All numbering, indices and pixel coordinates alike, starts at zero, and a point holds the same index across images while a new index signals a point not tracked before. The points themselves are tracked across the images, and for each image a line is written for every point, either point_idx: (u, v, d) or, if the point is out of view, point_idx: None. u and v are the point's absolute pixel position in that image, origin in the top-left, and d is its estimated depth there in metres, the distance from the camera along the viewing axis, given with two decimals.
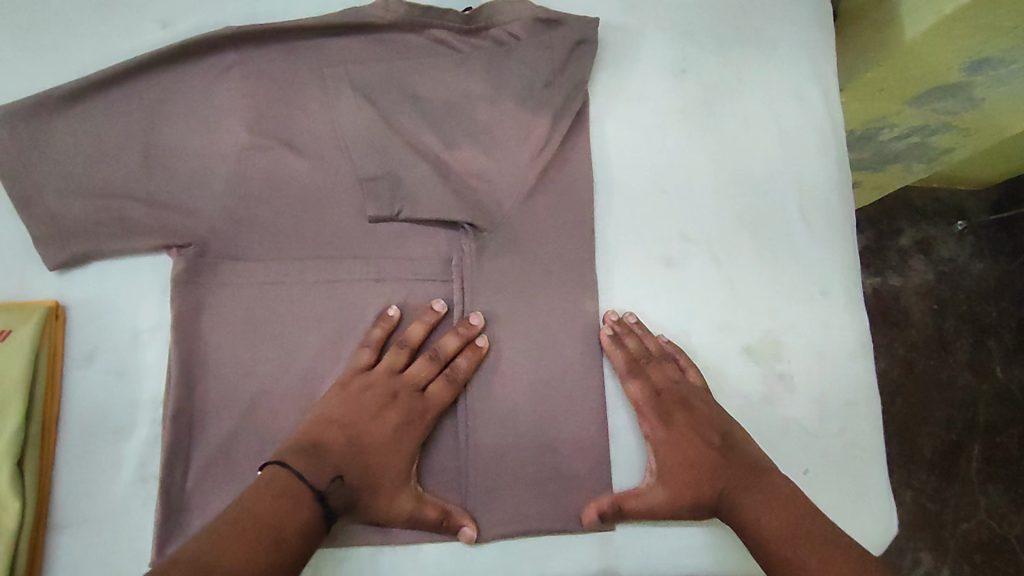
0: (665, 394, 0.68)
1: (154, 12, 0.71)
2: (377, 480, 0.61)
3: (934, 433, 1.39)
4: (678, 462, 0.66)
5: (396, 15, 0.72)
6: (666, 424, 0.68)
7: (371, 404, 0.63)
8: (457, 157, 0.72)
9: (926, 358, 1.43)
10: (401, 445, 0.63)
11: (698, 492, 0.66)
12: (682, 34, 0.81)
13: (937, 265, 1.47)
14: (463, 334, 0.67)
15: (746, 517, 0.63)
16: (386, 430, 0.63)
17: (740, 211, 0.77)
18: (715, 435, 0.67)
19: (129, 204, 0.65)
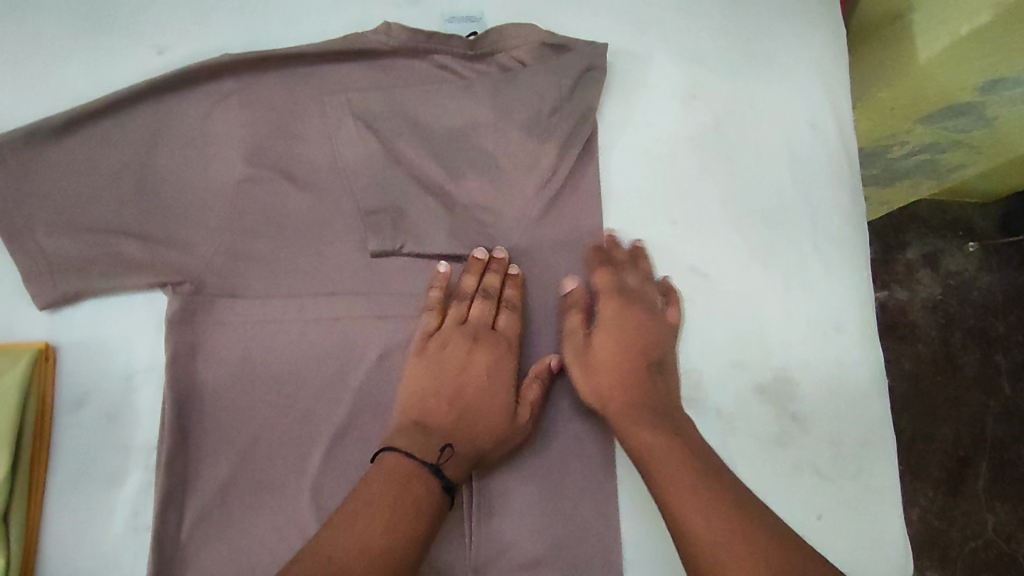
0: (630, 293, 0.69)
1: (149, 38, 0.68)
2: (488, 427, 0.62)
3: (941, 450, 1.36)
4: (589, 369, 0.66)
5: (399, 40, 0.70)
6: (616, 319, 0.68)
7: (457, 359, 0.64)
8: (461, 189, 0.70)
9: (933, 373, 1.40)
10: (497, 388, 0.64)
11: (602, 392, 0.65)
12: (692, 60, 0.78)
13: (944, 279, 1.45)
14: (479, 270, 0.67)
15: (660, 457, 0.59)
16: (479, 369, 0.65)
17: (753, 243, 0.75)
18: (653, 359, 0.67)
19: (122, 240, 0.63)
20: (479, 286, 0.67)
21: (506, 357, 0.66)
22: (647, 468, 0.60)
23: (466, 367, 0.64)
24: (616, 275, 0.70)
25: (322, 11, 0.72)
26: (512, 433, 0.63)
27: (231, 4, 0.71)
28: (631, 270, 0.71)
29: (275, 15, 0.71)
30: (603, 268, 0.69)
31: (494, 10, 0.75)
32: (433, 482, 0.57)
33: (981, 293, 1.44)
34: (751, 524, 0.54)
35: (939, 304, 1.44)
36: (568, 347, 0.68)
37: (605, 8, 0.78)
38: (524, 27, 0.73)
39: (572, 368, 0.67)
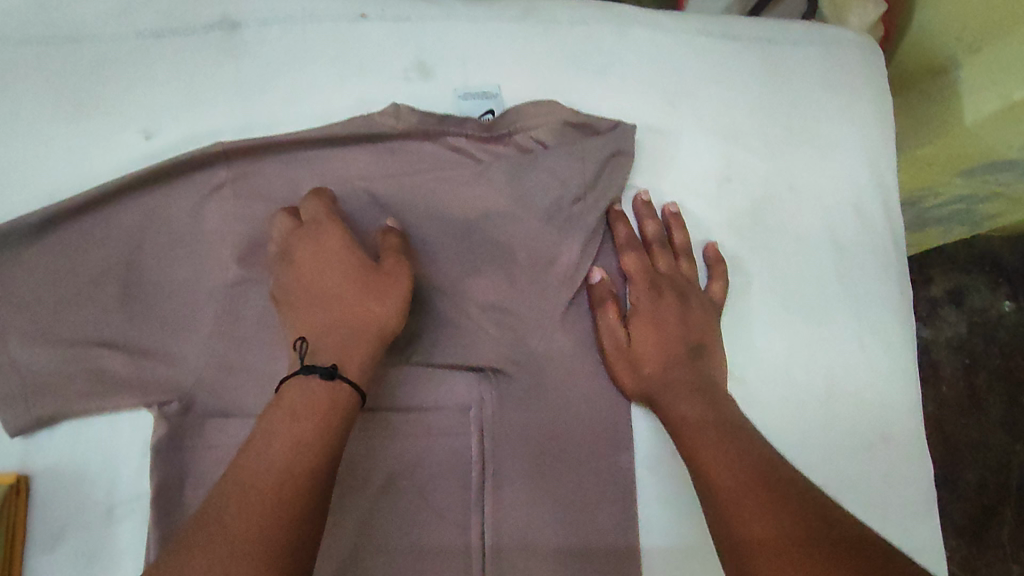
0: (661, 276, 0.67)
1: (135, 121, 0.62)
2: (361, 298, 0.56)
3: (965, 496, 1.30)
4: (629, 355, 0.64)
5: (408, 123, 0.64)
6: (651, 303, 0.65)
7: (313, 270, 0.57)
8: (473, 287, 0.64)
9: (957, 417, 1.33)
10: (343, 258, 0.57)
11: (647, 372, 0.63)
12: (728, 137, 0.72)
13: (970, 315, 1.37)
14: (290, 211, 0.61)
15: (692, 426, 0.57)
16: (335, 253, 0.57)
17: (793, 344, 0.70)
18: (693, 338, 0.64)
19: (104, 354, 0.57)
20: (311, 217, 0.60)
21: (359, 258, 0.58)
22: (680, 439, 0.57)
23: (322, 266, 0.57)
24: (650, 257, 0.67)
25: (325, 88, 0.66)
26: (388, 288, 0.57)
27: (225, 80, 0.64)
28: (668, 250, 0.68)
29: (273, 92, 0.65)
30: (633, 248, 0.67)
31: (512, 84, 0.69)
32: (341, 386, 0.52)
33: (1009, 331, 1.37)
34: (768, 476, 0.50)
35: (965, 342, 1.37)
36: (603, 334, 0.65)
37: (633, 79, 0.71)
38: (546, 105, 0.67)
39: (610, 356, 0.64)
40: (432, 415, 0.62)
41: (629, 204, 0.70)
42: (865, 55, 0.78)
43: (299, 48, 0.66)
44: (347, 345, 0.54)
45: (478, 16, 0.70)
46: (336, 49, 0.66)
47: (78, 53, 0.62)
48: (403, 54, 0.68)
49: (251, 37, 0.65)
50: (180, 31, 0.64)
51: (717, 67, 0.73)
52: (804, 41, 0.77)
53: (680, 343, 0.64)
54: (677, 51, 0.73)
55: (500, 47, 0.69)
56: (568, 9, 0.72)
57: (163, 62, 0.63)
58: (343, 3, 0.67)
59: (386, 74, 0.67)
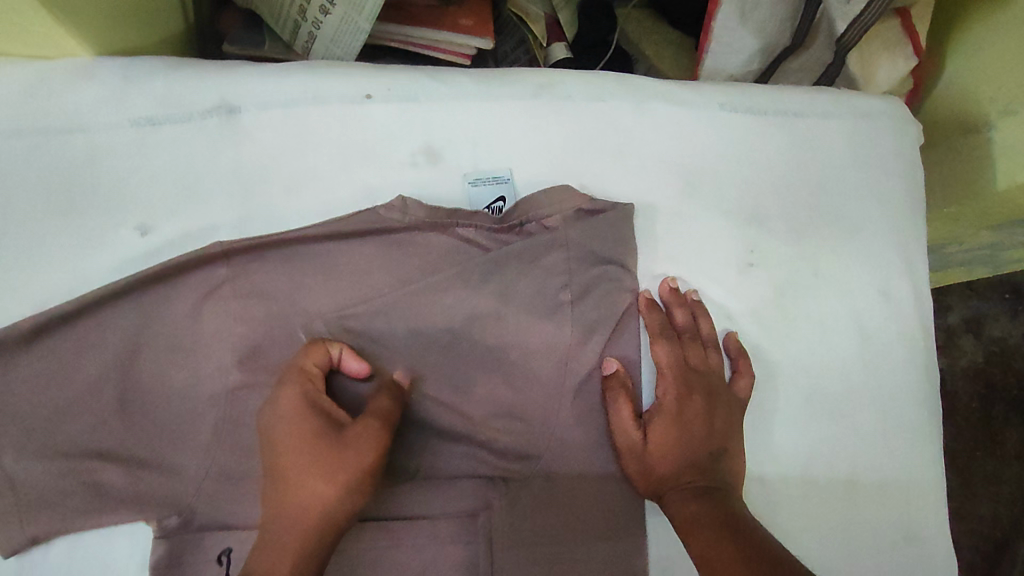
0: (690, 371, 0.63)
1: (131, 216, 0.60)
2: (315, 488, 0.52)
3: (976, 529, 1.25)
4: (643, 458, 0.60)
5: (415, 216, 0.61)
6: (677, 402, 0.62)
7: (284, 447, 0.54)
8: (479, 391, 0.61)
9: (972, 448, 1.27)
10: (308, 439, 0.53)
11: (662, 474, 0.60)
12: (751, 219, 0.69)
13: (988, 345, 1.30)
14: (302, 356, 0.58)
15: (699, 526, 0.55)
16: (305, 426, 0.54)
17: (817, 440, 0.67)
18: (713, 439, 0.61)
19: (100, 466, 0.55)
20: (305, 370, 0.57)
21: (328, 431, 0.54)
22: (687, 540, 0.56)
23: (294, 432, 0.54)
24: (680, 349, 0.64)
25: (331, 177, 0.63)
26: (340, 467, 0.52)
27: (224, 170, 0.61)
28: (697, 341, 0.65)
29: (275, 181, 0.62)
30: (664, 340, 0.63)
31: (524, 167, 0.66)
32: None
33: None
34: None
35: (982, 372, 1.30)
36: (617, 433, 0.61)
37: (651, 159, 0.68)
38: (559, 191, 0.64)
39: (624, 458, 0.61)
40: (438, 523, 0.59)
41: (659, 288, 0.66)
42: (898, 127, 0.74)
43: (303, 134, 0.63)
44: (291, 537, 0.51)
45: (489, 93, 0.66)
46: (340, 133, 0.63)
47: (70, 144, 0.59)
48: (410, 138, 0.64)
49: (252, 122, 0.62)
50: (178, 117, 0.61)
51: (740, 144, 0.70)
52: (833, 114, 0.73)
53: (690, 438, 0.61)
54: (696, 128, 0.69)
55: (512, 128, 0.66)
56: (584, 84, 0.69)
57: (160, 151, 0.61)
58: (349, 84, 0.64)
59: (391, 160, 0.64)
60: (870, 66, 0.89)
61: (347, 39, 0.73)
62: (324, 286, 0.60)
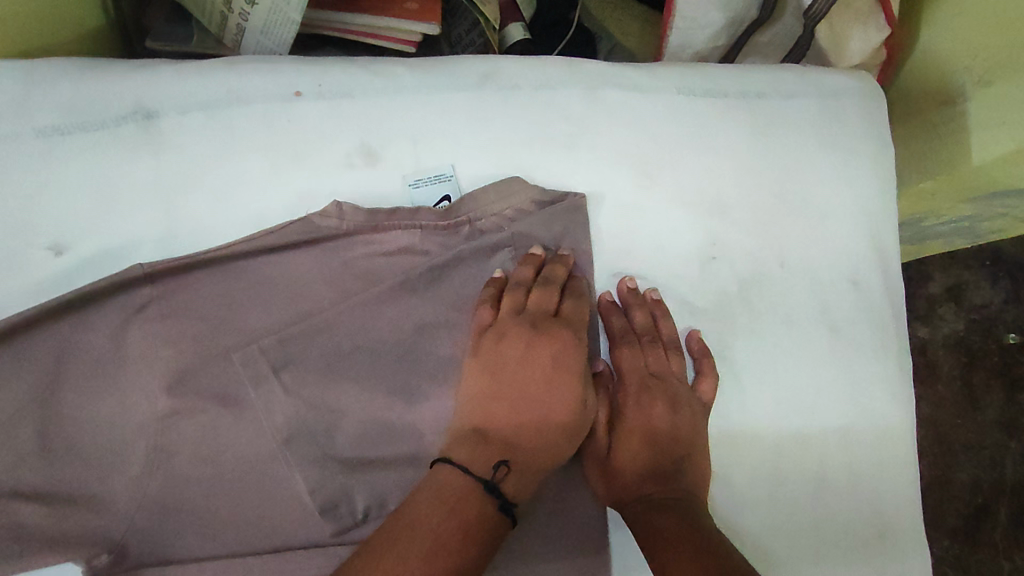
0: (652, 378, 0.61)
1: (44, 234, 0.55)
2: (558, 405, 0.57)
3: (958, 496, 1.24)
4: (607, 466, 0.59)
5: (353, 223, 0.58)
6: (640, 409, 0.60)
7: (512, 355, 0.57)
8: (430, 402, 0.58)
9: (952, 416, 1.26)
10: (552, 352, 0.57)
11: (623, 483, 0.57)
12: (713, 210, 0.65)
13: (969, 313, 1.28)
14: (531, 265, 0.61)
15: (657, 533, 0.52)
16: (562, 364, 0.57)
17: (784, 437, 0.64)
18: (678, 445, 0.58)
19: (21, 506, 0.52)
20: (538, 274, 0.60)
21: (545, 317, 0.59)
22: (646, 546, 0.52)
23: (531, 359, 0.57)
24: (642, 355, 0.61)
25: (260, 184, 0.58)
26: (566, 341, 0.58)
27: (143, 180, 0.57)
28: (658, 346, 0.62)
29: (199, 191, 0.57)
30: (624, 345, 0.61)
31: (470, 163, 0.62)
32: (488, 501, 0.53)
33: (1012, 329, 1.28)
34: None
35: (963, 341, 1.28)
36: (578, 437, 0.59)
37: (607, 151, 0.64)
38: (508, 186, 0.61)
39: (590, 466, 0.59)
40: None
41: (616, 289, 0.63)
42: (866, 105, 0.70)
43: (230, 138, 0.58)
44: (535, 463, 0.56)
45: (430, 86, 0.62)
46: (268, 136, 0.59)
47: None
48: (345, 137, 0.60)
49: (171, 127, 0.57)
50: (88, 127, 0.56)
51: (700, 131, 0.66)
52: (798, 93, 0.69)
53: (655, 447, 0.58)
54: (654, 115, 0.65)
55: (455, 122, 0.62)
56: (532, 72, 0.64)
57: (71, 162, 0.56)
58: (277, 82, 0.59)
59: (327, 162, 0.59)
60: (840, 40, 0.84)
61: (278, 31, 0.68)
62: (259, 303, 0.57)
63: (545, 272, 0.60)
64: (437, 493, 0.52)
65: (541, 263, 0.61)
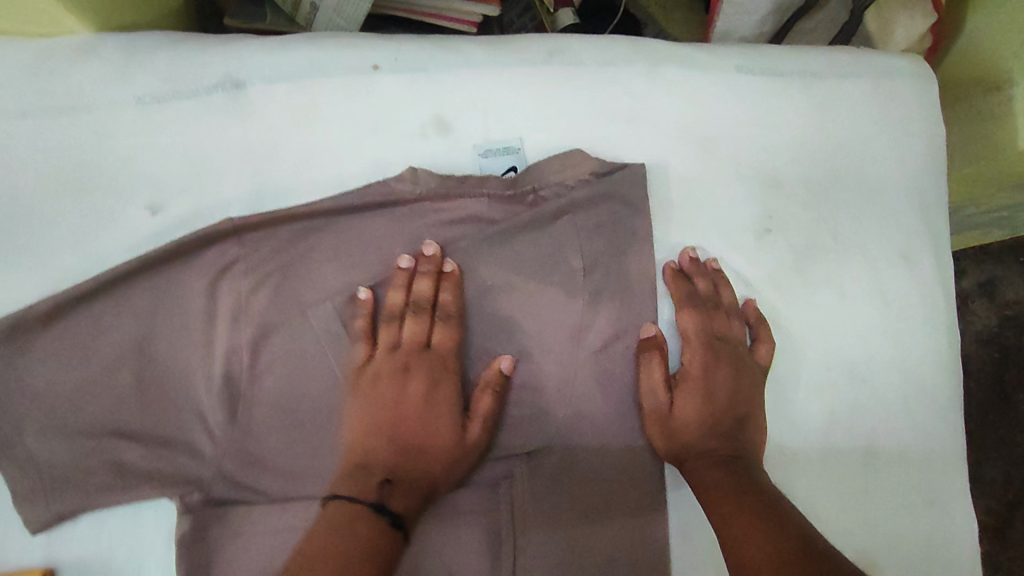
0: (718, 341, 0.63)
1: (140, 194, 0.59)
2: (438, 454, 0.57)
3: (989, 491, 1.24)
4: (668, 422, 0.61)
5: (426, 187, 0.60)
6: (704, 370, 0.62)
7: (391, 391, 0.58)
8: (495, 359, 0.60)
9: (984, 411, 1.26)
10: (391, 387, 0.58)
11: (687, 441, 0.60)
12: (769, 184, 0.67)
13: (1002, 309, 1.27)
14: (404, 280, 0.60)
15: (723, 495, 0.55)
16: (414, 400, 0.58)
17: (836, 405, 0.66)
18: (737, 406, 0.61)
19: (121, 444, 0.56)
20: (409, 299, 0.60)
21: (385, 369, 0.59)
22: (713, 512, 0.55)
23: (400, 401, 0.58)
24: (708, 318, 0.64)
25: (341, 150, 0.62)
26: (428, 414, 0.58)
27: (232, 145, 0.60)
28: (721, 312, 0.64)
29: (283, 157, 0.61)
30: (691, 309, 0.63)
31: (536, 135, 0.64)
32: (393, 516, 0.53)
33: None
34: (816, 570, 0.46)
35: (996, 336, 1.28)
36: (645, 394, 0.61)
37: (666, 126, 0.67)
38: (570, 158, 0.63)
39: (649, 421, 0.61)
40: (461, 491, 0.60)
41: (679, 259, 0.65)
42: (919, 85, 0.72)
43: (312, 107, 0.61)
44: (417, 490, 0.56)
45: (499, 61, 0.65)
46: (348, 106, 0.62)
47: (75, 126, 0.59)
48: (419, 108, 0.63)
49: (257, 95, 0.61)
50: (182, 95, 0.60)
51: (755, 108, 0.68)
52: (851, 73, 0.71)
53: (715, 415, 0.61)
54: (710, 91, 0.68)
55: (523, 96, 0.65)
56: (595, 50, 0.67)
57: (166, 129, 0.60)
58: (355, 56, 0.63)
59: (402, 132, 0.63)
60: (887, 25, 0.86)
61: (351, 8, 0.72)
62: (338, 262, 0.60)
63: (412, 296, 0.59)
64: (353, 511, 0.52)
65: (409, 279, 0.60)
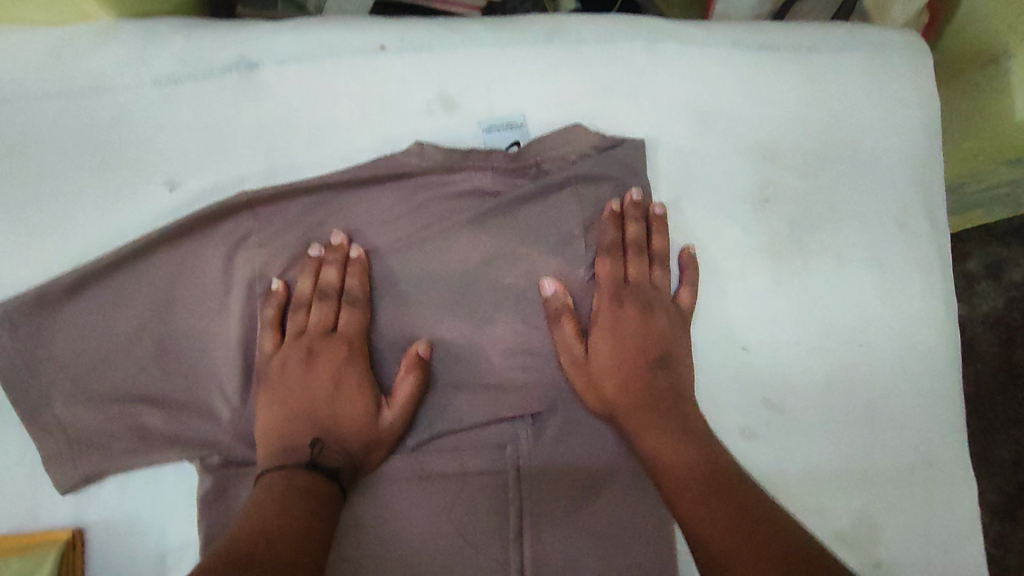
0: (626, 291, 0.63)
1: (159, 171, 0.62)
2: (346, 429, 0.58)
3: (998, 477, 1.17)
4: (588, 373, 0.60)
5: (432, 160, 0.63)
6: (613, 310, 0.62)
7: (298, 375, 0.59)
8: (499, 325, 0.62)
9: (993, 396, 1.18)
10: (324, 369, 0.59)
11: (614, 396, 0.59)
12: (766, 155, 0.69)
13: (1010, 291, 1.19)
14: (311, 268, 0.61)
15: (696, 485, 0.51)
16: (321, 386, 0.59)
17: (834, 368, 0.67)
18: (652, 349, 0.61)
19: (143, 410, 0.59)
20: (317, 286, 0.61)
21: (293, 355, 0.60)
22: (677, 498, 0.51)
23: (338, 384, 0.59)
24: (622, 265, 0.64)
25: (349, 127, 0.64)
26: (350, 393, 0.59)
27: (246, 123, 0.63)
28: (646, 257, 0.64)
29: (294, 134, 0.63)
30: (607, 253, 0.63)
31: (537, 110, 0.66)
32: (317, 478, 0.54)
33: None
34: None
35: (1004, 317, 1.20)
36: (561, 350, 0.61)
37: (664, 99, 0.68)
38: (570, 132, 0.65)
39: (570, 373, 0.61)
40: (467, 454, 0.61)
41: (622, 200, 0.65)
42: (915, 57, 0.73)
43: (322, 87, 0.64)
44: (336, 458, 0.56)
45: (501, 39, 0.67)
46: (356, 85, 0.64)
47: (98, 107, 0.62)
48: (425, 86, 0.65)
49: (270, 75, 0.64)
50: (198, 76, 0.63)
51: (752, 81, 0.70)
52: (847, 46, 0.72)
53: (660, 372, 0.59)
54: (708, 65, 0.70)
55: (524, 73, 0.67)
56: (596, 26, 0.69)
57: (182, 108, 0.62)
58: (362, 36, 0.65)
59: (409, 110, 0.65)
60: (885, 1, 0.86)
61: None
62: (349, 233, 0.62)
63: (321, 283, 0.60)
64: (275, 479, 0.52)
65: (320, 267, 0.61)
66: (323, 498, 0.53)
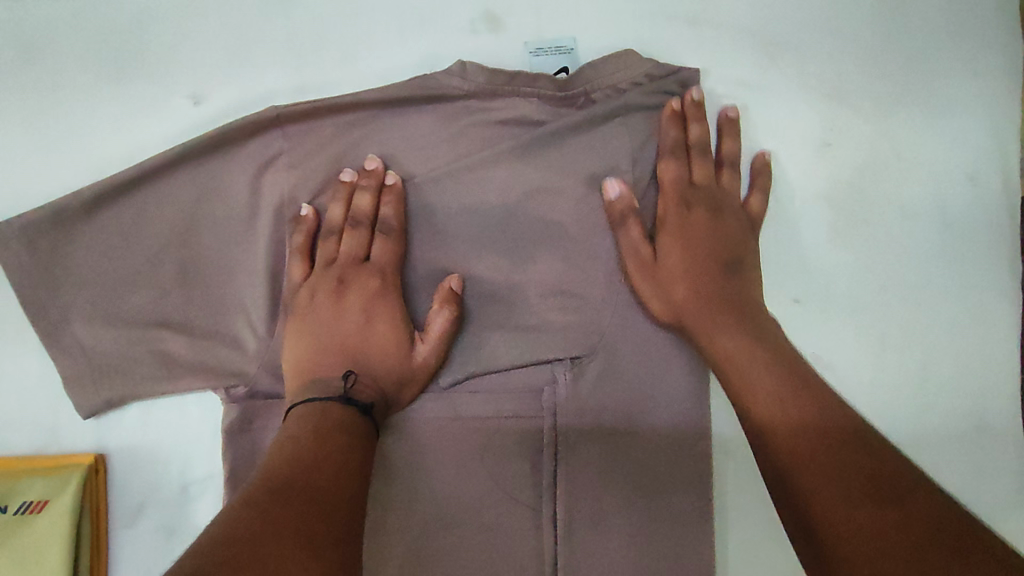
0: (693, 190, 0.60)
1: (183, 82, 0.58)
2: (379, 363, 0.55)
3: None
4: (654, 276, 0.58)
5: (475, 82, 0.57)
6: (679, 218, 0.59)
7: (329, 305, 0.56)
8: (540, 263, 0.58)
9: None
10: (356, 300, 0.56)
11: (677, 296, 0.57)
12: (832, 95, 0.64)
13: None
14: (343, 196, 0.58)
15: (797, 434, 0.47)
16: (352, 319, 0.56)
17: (887, 326, 0.64)
18: (722, 254, 0.58)
19: (165, 335, 0.56)
20: (349, 213, 0.58)
21: (323, 285, 0.57)
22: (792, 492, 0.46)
23: (371, 318, 0.56)
24: (687, 164, 0.60)
25: (387, 43, 0.59)
26: (383, 326, 0.56)
27: (276, 33, 0.58)
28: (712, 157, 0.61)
29: (327, 47, 0.58)
30: (670, 154, 0.60)
31: (590, 33, 0.61)
32: (349, 413, 0.51)
33: None
34: (936, 543, 0.38)
35: None
36: (625, 250, 0.58)
37: (727, 28, 0.63)
38: (624, 57, 0.59)
39: (632, 273, 0.58)
40: (501, 399, 0.58)
41: (681, 99, 0.61)
42: None
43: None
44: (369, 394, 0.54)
45: None
46: None
47: (117, 11, 0.58)
48: (469, 2, 0.60)
49: None
50: None
51: (821, 13, 0.64)
52: None
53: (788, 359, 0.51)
54: None
55: None
56: None
57: (209, 15, 0.58)
58: None
59: (452, 27, 0.60)
60: None
61: None
62: (384, 158, 0.58)
63: (353, 210, 0.57)
64: (308, 412, 0.50)
65: (351, 193, 0.58)
66: (356, 434, 0.50)
